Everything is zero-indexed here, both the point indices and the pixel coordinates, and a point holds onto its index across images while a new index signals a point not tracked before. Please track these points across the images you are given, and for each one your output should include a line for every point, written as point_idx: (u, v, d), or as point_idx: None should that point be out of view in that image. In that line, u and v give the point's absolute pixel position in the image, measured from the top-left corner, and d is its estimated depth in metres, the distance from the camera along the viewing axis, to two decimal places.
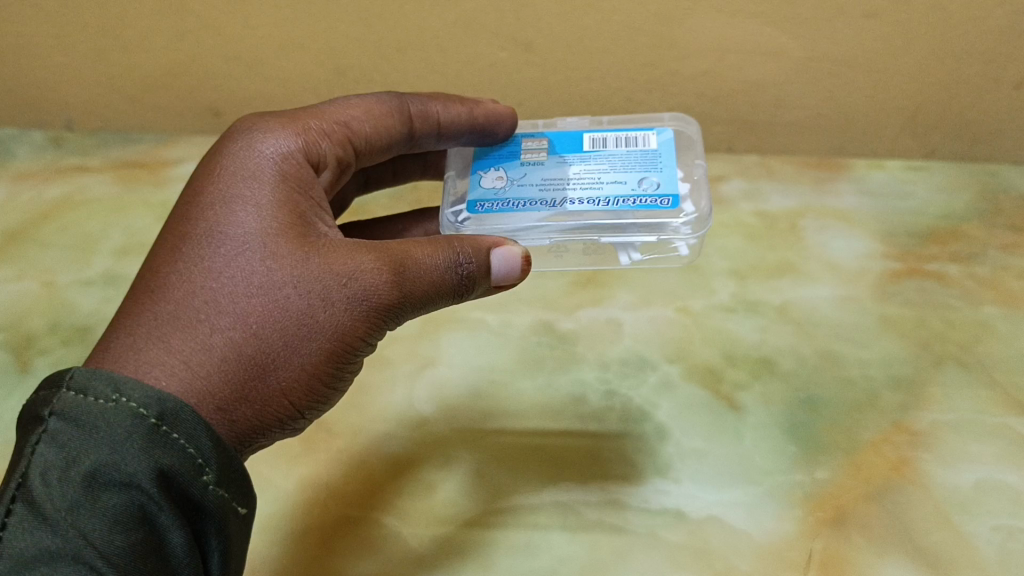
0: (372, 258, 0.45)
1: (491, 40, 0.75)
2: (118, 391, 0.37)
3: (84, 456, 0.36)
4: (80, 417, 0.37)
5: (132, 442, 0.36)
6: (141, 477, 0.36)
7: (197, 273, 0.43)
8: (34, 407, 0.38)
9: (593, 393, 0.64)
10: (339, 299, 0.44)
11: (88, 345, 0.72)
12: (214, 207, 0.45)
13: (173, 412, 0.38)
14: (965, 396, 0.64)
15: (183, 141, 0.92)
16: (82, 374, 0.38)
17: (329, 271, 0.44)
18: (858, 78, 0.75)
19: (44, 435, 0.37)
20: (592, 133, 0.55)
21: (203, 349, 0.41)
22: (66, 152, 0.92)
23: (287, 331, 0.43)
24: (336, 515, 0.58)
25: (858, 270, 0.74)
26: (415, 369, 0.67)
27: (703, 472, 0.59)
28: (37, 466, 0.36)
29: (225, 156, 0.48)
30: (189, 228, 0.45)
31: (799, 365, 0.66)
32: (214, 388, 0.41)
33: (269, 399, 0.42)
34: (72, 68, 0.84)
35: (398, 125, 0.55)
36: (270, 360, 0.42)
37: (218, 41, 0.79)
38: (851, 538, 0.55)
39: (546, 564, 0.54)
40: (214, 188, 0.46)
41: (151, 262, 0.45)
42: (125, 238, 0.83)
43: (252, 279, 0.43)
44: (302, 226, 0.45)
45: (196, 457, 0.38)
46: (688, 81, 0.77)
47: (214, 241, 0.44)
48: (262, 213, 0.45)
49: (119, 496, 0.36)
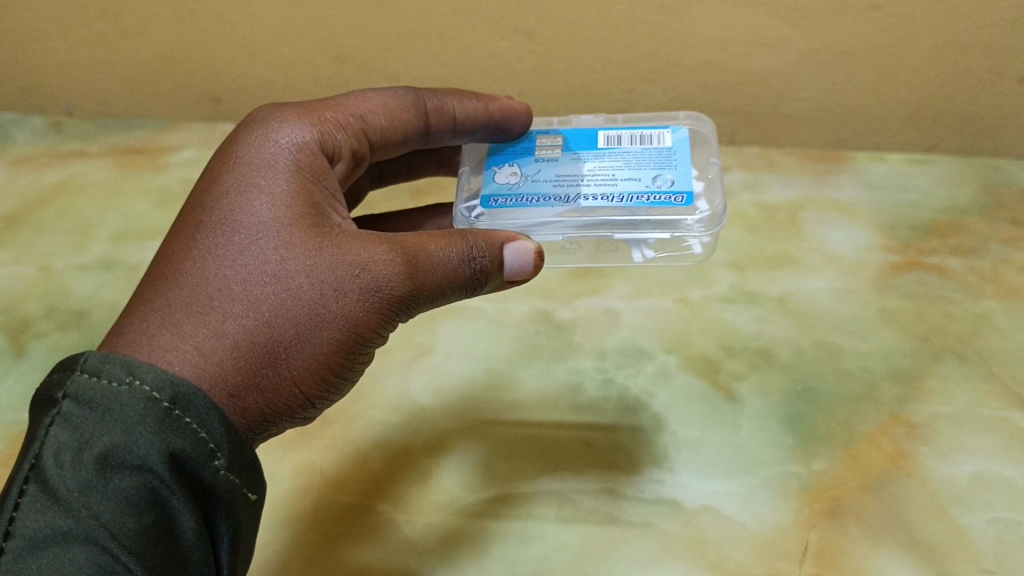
0: (384, 250, 0.44)
1: (492, 28, 0.75)
2: (132, 374, 0.37)
3: (96, 438, 0.36)
4: (93, 399, 0.37)
5: (145, 426, 0.36)
6: (153, 460, 0.36)
7: (210, 261, 0.43)
8: (48, 389, 0.38)
9: (590, 382, 0.64)
10: (352, 289, 0.43)
11: (85, 330, 0.72)
12: (228, 196, 0.45)
13: (186, 396, 0.38)
14: (964, 389, 0.63)
15: (183, 128, 0.92)
16: (96, 357, 0.38)
17: (342, 261, 0.44)
18: (863, 70, 0.74)
19: (58, 417, 0.37)
20: (607, 129, 0.54)
21: (216, 336, 0.40)
22: (66, 137, 0.92)
23: (299, 320, 0.42)
24: (329, 502, 0.57)
25: (858, 262, 0.74)
26: (411, 356, 0.67)
27: (698, 463, 0.58)
28: (50, 447, 0.36)
29: (239, 145, 0.48)
30: (202, 216, 0.44)
31: (796, 356, 0.65)
32: (226, 374, 0.40)
33: (279, 388, 0.42)
34: (73, 54, 0.83)
35: (415, 120, 0.55)
36: (282, 349, 0.42)
37: (220, 27, 0.79)
38: (847, 529, 0.54)
39: (540, 552, 0.54)
40: (228, 177, 0.46)
41: (164, 251, 0.44)
42: (123, 223, 0.83)
43: (265, 268, 0.43)
44: (315, 216, 0.45)
45: (207, 441, 0.38)
46: (690, 72, 0.77)
47: (227, 229, 0.44)
48: (275, 202, 0.45)
49: (131, 478, 0.36)
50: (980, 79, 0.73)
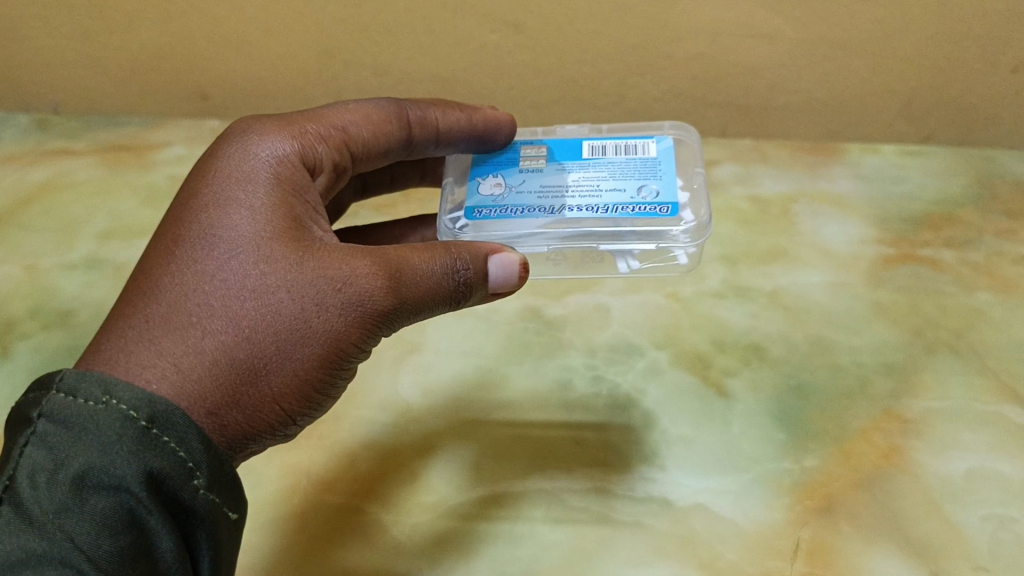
0: (367, 263, 0.44)
1: (481, 22, 0.74)
2: (109, 393, 0.36)
3: (73, 459, 0.35)
4: (69, 418, 0.36)
5: (122, 445, 0.35)
6: (130, 480, 0.35)
7: (189, 276, 0.42)
8: (23, 408, 0.37)
9: (580, 379, 0.63)
10: (333, 303, 0.43)
11: (70, 331, 0.71)
12: (207, 209, 0.44)
13: (164, 414, 0.37)
14: (958, 384, 0.63)
15: (170, 125, 0.91)
16: (71, 375, 0.37)
17: (324, 275, 0.43)
18: (857, 62, 0.73)
19: (33, 437, 0.36)
20: (591, 140, 0.53)
21: (195, 353, 0.40)
22: (52, 136, 0.91)
23: (280, 336, 0.42)
24: (317, 503, 0.57)
25: (851, 256, 0.73)
26: (400, 355, 0.66)
27: (690, 460, 0.58)
28: (25, 468, 0.35)
29: (220, 158, 0.47)
30: (181, 231, 0.44)
31: (789, 351, 0.65)
32: (205, 392, 0.39)
33: (260, 405, 0.41)
34: (57, 51, 0.82)
35: (397, 131, 0.54)
36: (262, 365, 0.41)
37: (206, 22, 0.78)
38: (838, 526, 0.54)
39: (529, 552, 0.53)
40: (208, 191, 0.45)
41: (142, 267, 0.43)
42: (110, 222, 0.82)
43: (245, 283, 0.42)
44: (297, 229, 0.44)
45: (186, 461, 0.37)
46: (682, 64, 0.76)
47: (206, 244, 0.43)
48: (256, 216, 0.44)
49: (107, 500, 0.35)
50: (972, 70, 0.73)
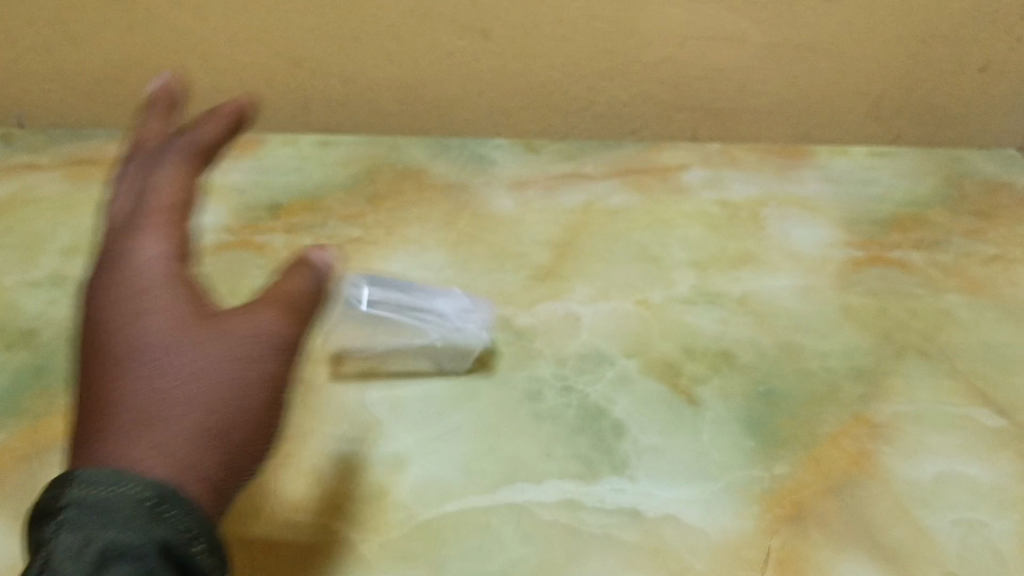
0: (263, 310, 0.50)
1: (447, 27, 0.76)
2: (121, 480, 0.42)
3: (97, 535, 0.40)
4: (91, 503, 0.41)
5: (137, 522, 0.40)
6: (150, 551, 0.40)
7: (147, 378, 0.46)
8: (47, 503, 0.42)
9: (549, 390, 0.62)
10: (266, 350, 0.48)
11: (34, 353, 0.67)
12: (125, 324, 0.49)
13: (170, 493, 0.42)
14: (926, 388, 0.63)
15: (135, 139, 0.87)
16: (86, 474, 0.42)
17: (243, 334, 0.48)
18: (823, 63, 0.78)
19: (61, 524, 0.41)
20: None
21: (171, 437, 0.44)
22: (15, 150, 0.87)
23: (233, 395, 0.46)
24: (284, 522, 0.54)
25: (819, 259, 0.73)
26: (367, 368, 0.65)
27: (659, 469, 0.57)
28: (60, 549, 0.40)
29: (109, 277, 0.51)
30: (109, 349, 0.48)
31: (758, 357, 0.64)
32: (190, 464, 0.44)
33: (236, 461, 0.46)
34: (21, 63, 0.82)
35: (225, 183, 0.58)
36: (228, 427, 0.46)
37: (175, 31, 0.78)
38: (808, 534, 0.54)
39: (498, 566, 0.52)
40: (117, 308, 0.50)
41: (92, 385, 0.47)
42: (74, 238, 0.78)
43: (191, 368, 0.46)
44: (198, 306, 0.50)
45: (186, 531, 0.42)
46: (651, 69, 0.79)
47: (134, 353, 0.47)
48: (162, 310, 0.49)
49: (130, 566, 0.39)
50: (926, 61, 0.78)
